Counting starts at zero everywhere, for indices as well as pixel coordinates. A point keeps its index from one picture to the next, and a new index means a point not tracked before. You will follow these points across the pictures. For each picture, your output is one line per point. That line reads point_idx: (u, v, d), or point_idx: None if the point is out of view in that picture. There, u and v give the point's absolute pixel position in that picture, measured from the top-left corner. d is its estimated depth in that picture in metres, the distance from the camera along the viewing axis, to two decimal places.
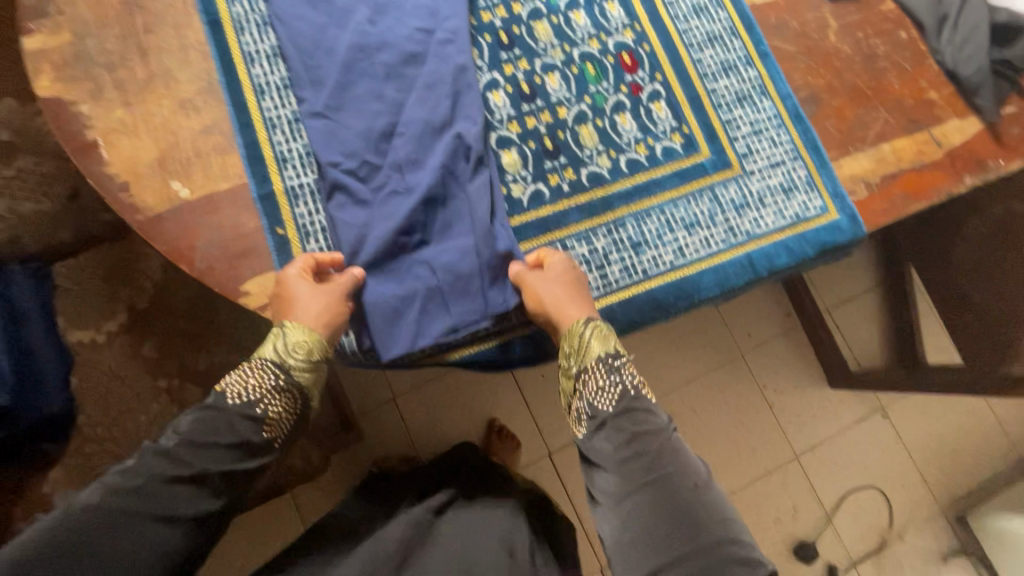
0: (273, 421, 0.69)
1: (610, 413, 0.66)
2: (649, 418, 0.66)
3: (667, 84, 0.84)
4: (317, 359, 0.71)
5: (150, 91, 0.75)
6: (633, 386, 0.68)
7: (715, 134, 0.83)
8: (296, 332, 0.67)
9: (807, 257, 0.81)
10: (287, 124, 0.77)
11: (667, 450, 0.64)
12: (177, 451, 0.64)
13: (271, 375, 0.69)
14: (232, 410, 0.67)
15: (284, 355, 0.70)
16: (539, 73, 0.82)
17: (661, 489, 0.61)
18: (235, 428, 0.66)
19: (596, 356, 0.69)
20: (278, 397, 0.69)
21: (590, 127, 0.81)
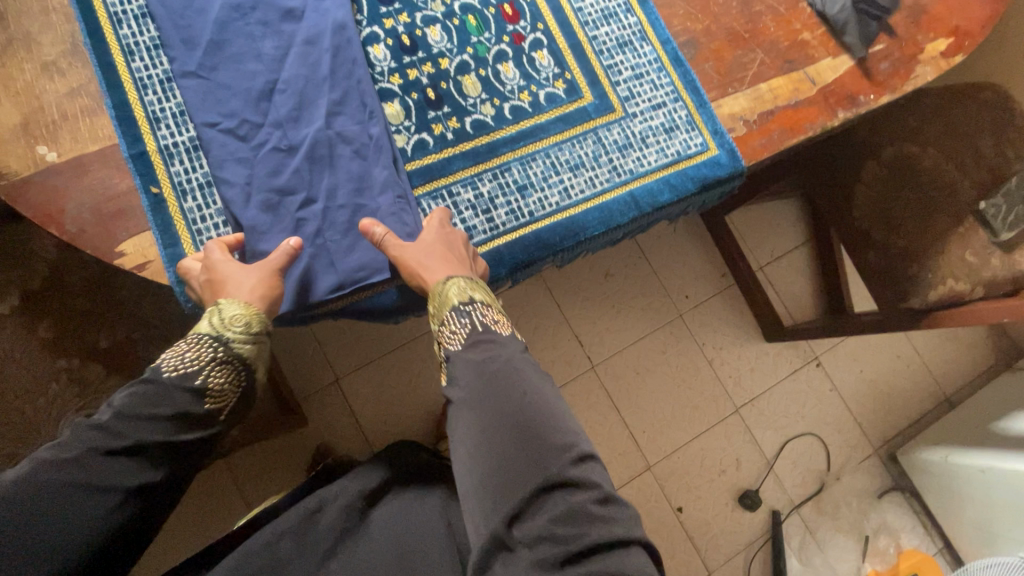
0: (217, 393, 0.66)
1: (458, 352, 0.66)
2: (496, 350, 0.65)
3: (548, 33, 0.86)
4: (258, 331, 0.68)
5: (10, 55, 0.73)
6: (482, 324, 0.67)
7: (597, 79, 0.85)
8: (231, 307, 0.66)
9: (689, 192, 0.84)
10: (159, 84, 0.75)
11: (509, 373, 0.63)
12: (109, 425, 0.59)
13: (211, 347, 0.65)
14: (170, 382, 0.63)
15: (223, 328, 0.66)
16: (420, 25, 0.83)
17: (499, 412, 0.60)
18: (179, 400, 0.63)
19: (452, 303, 0.68)
20: (219, 368, 0.66)
21: (473, 76, 0.82)
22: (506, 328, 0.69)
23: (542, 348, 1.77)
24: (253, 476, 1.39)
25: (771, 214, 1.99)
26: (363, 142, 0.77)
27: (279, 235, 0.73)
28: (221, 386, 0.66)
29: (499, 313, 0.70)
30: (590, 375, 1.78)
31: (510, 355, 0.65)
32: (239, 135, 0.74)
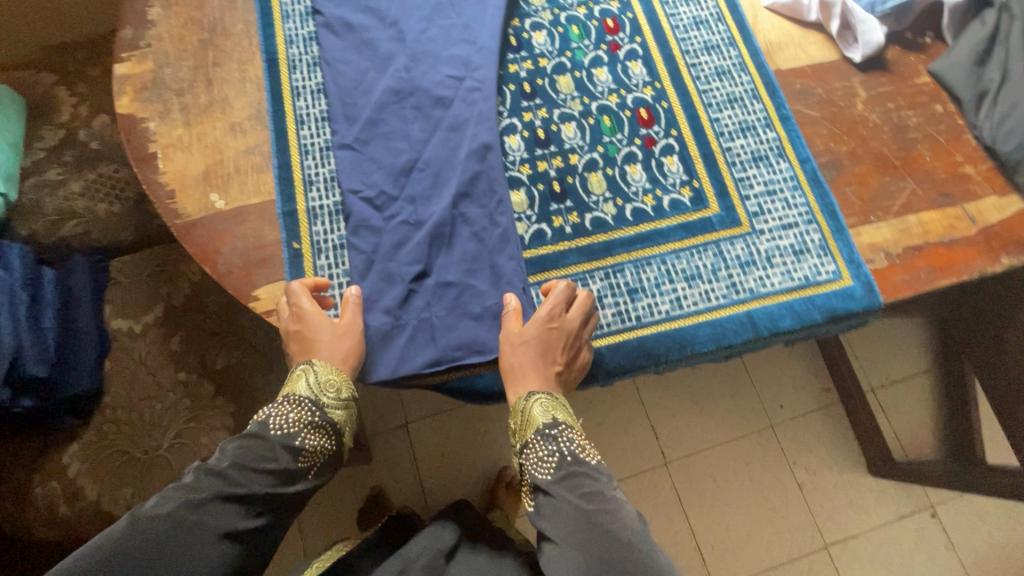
0: (310, 453, 0.70)
1: (547, 481, 0.67)
2: (586, 480, 0.67)
3: (681, 140, 0.86)
4: (347, 397, 0.73)
5: (208, 115, 0.85)
6: (571, 453, 0.69)
7: (726, 192, 0.83)
8: (325, 372, 0.71)
9: (815, 322, 0.78)
10: (319, 151, 0.84)
11: (606, 514, 0.64)
12: (228, 472, 0.65)
13: (308, 409, 0.71)
14: (274, 439, 0.68)
15: (318, 392, 0.72)
16: (557, 122, 0.87)
17: (598, 552, 0.61)
18: (280, 458, 0.68)
19: (537, 425, 0.71)
20: (314, 431, 0.70)
21: (600, 174, 0.84)
22: (594, 455, 0.70)
23: (614, 433, 1.68)
24: (314, 509, 1.41)
25: (892, 332, 1.80)
26: (485, 226, 0.80)
27: (394, 302, 0.76)
28: (317, 446, 0.71)
29: (582, 434, 0.72)
30: (661, 471, 1.67)
31: (604, 491, 0.66)
32: (377, 206, 0.80)
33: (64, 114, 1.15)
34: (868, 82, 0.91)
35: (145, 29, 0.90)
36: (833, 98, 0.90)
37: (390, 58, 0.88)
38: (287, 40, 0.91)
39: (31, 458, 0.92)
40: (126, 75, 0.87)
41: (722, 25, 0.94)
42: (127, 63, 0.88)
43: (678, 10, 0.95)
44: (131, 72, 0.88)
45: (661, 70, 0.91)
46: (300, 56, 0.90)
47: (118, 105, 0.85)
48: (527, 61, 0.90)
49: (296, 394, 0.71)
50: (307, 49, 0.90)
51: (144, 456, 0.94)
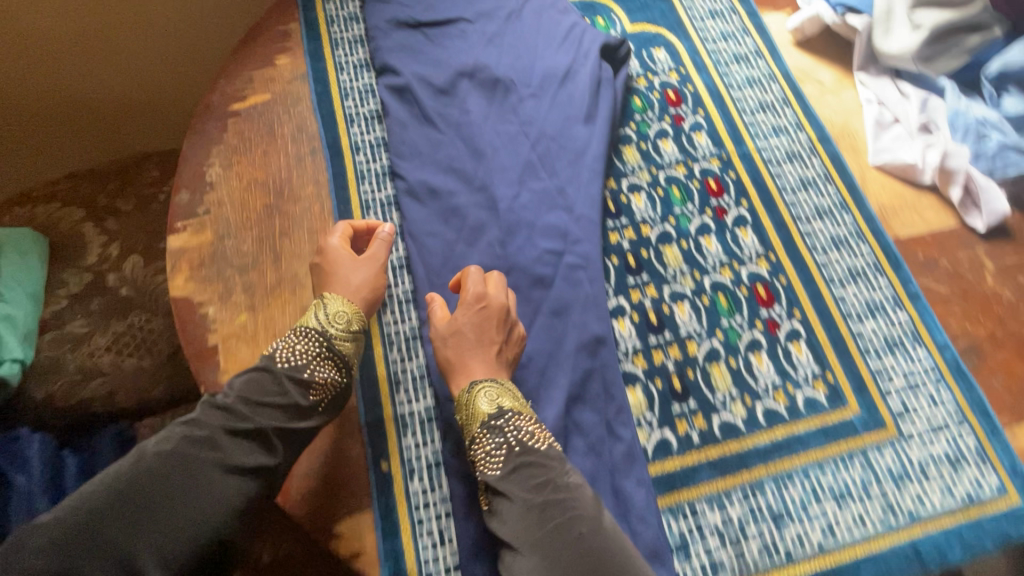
0: (322, 378, 0.64)
1: (496, 476, 0.60)
2: (539, 467, 0.59)
3: (807, 323, 0.77)
4: (358, 330, 0.68)
5: (277, 297, 0.75)
6: (519, 441, 0.61)
7: (866, 387, 0.74)
8: (336, 303, 0.68)
9: (987, 552, 0.67)
10: (405, 341, 0.74)
11: (556, 502, 0.57)
12: (234, 406, 0.59)
13: (316, 341, 0.65)
14: (279, 371, 0.63)
15: (326, 325, 0.66)
16: (668, 302, 0.77)
17: (558, 547, 0.53)
18: (286, 387, 0.61)
19: (482, 416, 0.64)
20: (323, 363, 0.64)
21: (722, 367, 0.74)
22: (547, 441, 0.62)
23: None
24: None
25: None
26: (601, 438, 0.68)
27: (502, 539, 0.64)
28: (329, 379, 0.64)
29: (535, 420, 0.64)
30: None
31: (557, 479, 0.58)
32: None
33: (92, 257, 1.04)
34: (993, 252, 0.84)
35: (202, 191, 0.81)
36: (960, 271, 0.83)
37: (480, 228, 0.79)
38: (363, 206, 0.83)
39: None
40: (181, 248, 0.77)
41: (832, 187, 0.87)
42: (182, 234, 0.78)
43: (782, 169, 0.88)
44: (187, 244, 0.77)
45: (773, 238, 0.83)
46: None
47: (171, 287, 0.75)
48: (628, 228, 0.82)
49: (304, 325, 0.66)
50: (385, 215, 0.82)
51: None
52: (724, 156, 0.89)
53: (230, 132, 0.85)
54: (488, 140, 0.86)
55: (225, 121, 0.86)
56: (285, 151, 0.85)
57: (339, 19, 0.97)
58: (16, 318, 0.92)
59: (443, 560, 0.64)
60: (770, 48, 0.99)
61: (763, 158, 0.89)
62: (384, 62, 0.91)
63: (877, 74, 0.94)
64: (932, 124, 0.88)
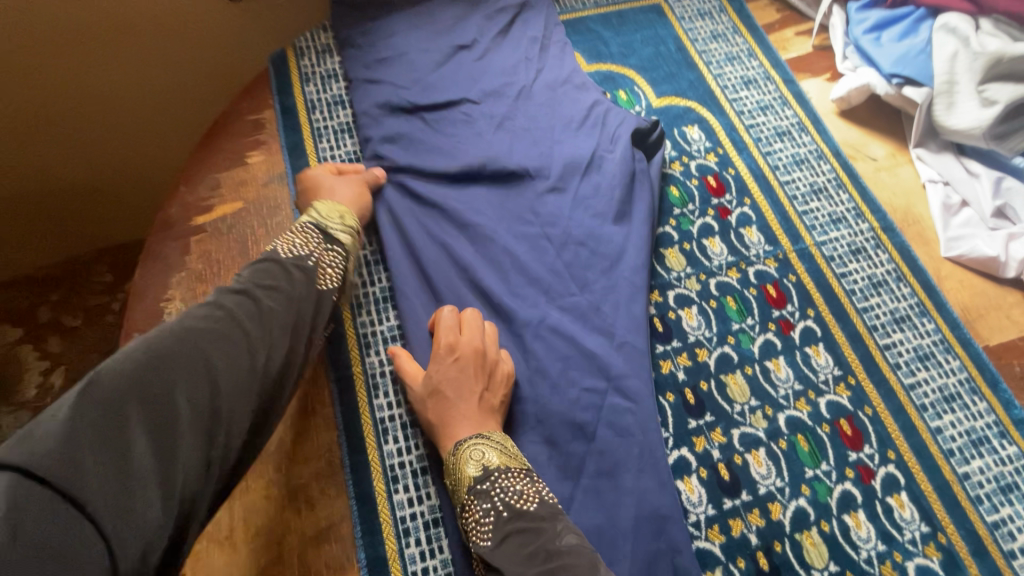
0: (325, 273, 0.61)
1: (488, 548, 0.52)
2: (530, 537, 0.51)
3: (905, 466, 0.65)
4: (355, 228, 0.66)
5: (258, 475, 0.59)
6: (508, 504, 0.54)
7: (984, 549, 0.62)
8: (329, 208, 0.66)
9: None
10: (423, 527, 0.59)
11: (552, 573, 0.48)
12: (251, 290, 0.53)
13: (316, 234, 0.63)
14: (288, 260, 0.59)
15: (323, 221, 0.65)
16: (740, 450, 0.64)
17: None
18: (295, 276, 0.57)
19: (469, 480, 0.56)
20: (328, 254, 0.62)
21: (815, 534, 0.61)
22: (537, 499, 0.54)
23: None
24: None
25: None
26: None
27: None
28: (329, 266, 0.62)
29: (534, 481, 0.56)
30: None
31: (548, 545, 0.50)
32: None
33: (30, 389, 0.87)
34: None
35: None
36: None
37: None
38: (361, 342, 0.68)
39: None
40: None
41: (907, 287, 0.75)
42: None
43: (848, 267, 0.76)
44: None
45: (850, 357, 0.70)
46: (381, 367, 0.66)
47: None
48: (682, 355, 0.69)
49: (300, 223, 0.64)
50: (387, 354, 0.67)
51: None
52: (781, 255, 0.76)
53: (194, 255, 0.70)
54: (507, 249, 0.71)
55: (187, 241, 0.71)
56: None
57: (321, 104, 0.82)
58: None
59: None
60: (815, 120, 0.87)
61: (824, 255, 0.77)
62: (377, 156, 0.77)
63: (937, 150, 0.83)
64: (1011, 210, 0.77)
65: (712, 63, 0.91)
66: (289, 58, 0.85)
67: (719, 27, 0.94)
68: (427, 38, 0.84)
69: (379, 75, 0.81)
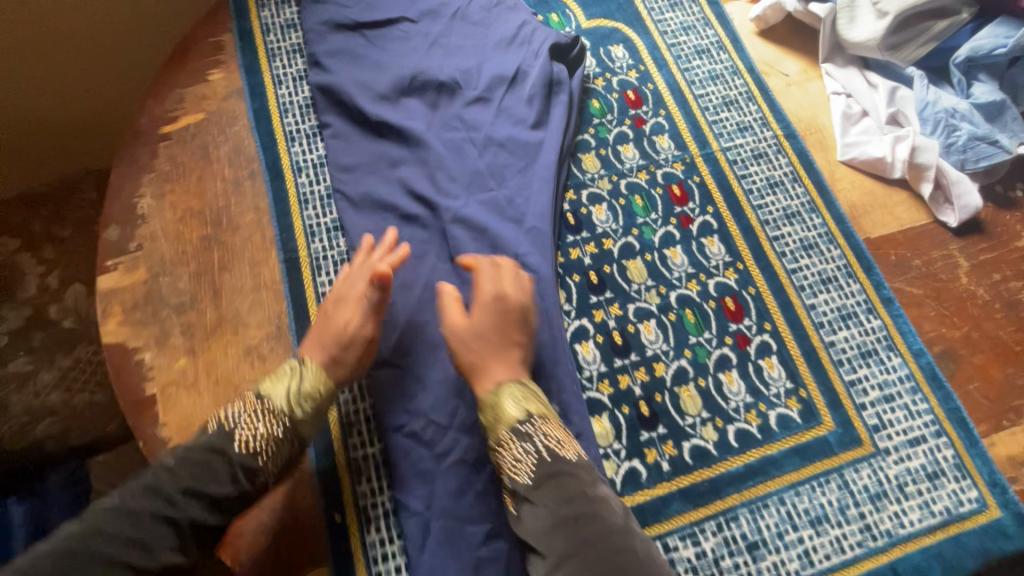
0: (265, 467, 0.59)
1: (528, 485, 0.59)
2: (573, 476, 0.59)
3: (777, 335, 0.75)
4: (324, 407, 0.64)
5: (218, 336, 0.70)
6: (548, 449, 0.60)
7: (839, 401, 0.71)
8: (309, 379, 0.63)
9: (969, 571, 0.65)
10: (356, 378, 0.71)
11: (591, 510, 0.57)
12: (170, 490, 0.54)
13: (278, 421, 0.61)
14: (232, 457, 0.58)
15: (291, 401, 0.62)
16: (633, 320, 0.74)
17: (588, 523, 0.56)
18: (229, 481, 0.57)
19: (511, 420, 0.62)
20: (278, 447, 0.60)
21: (692, 388, 0.71)
22: (575, 450, 0.61)
23: None
24: None
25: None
26: None
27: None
28: (277, 459, 0.60)
29: (563, 429, 0.63)
30: None
31: (584, 489, 0.58)
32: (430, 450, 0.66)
33: (29, 289, 0.99)
34: (967, 248, 0.81)
35: (133, 226, 0.75)
36: (933, 270, 0.80)
37: (426, 246, 0.77)
38: (307, 232, 0.78)
39: None
40: (112, 289, 0.72)
41: (800, 188, 0.84)
42: (113, 273, 0.73)
43: (748, 170, 0.85)
44: (118, 284, 0.72)
45: (741, 246, 0.80)
46: (324, 253, 0.77)
47: (102, 333, 0.70)
48: (589, 243, 0.78)
49: (269, 395, 0.62)
50: (332, 244, 0.78)
51: None
52: (688, 159, 0.85)
53: (161, 159, 0.79)
54: (436, 152, 0.81)
55: (155, 146, 0.80)
56: (222, 177, 0.80)
57: (274, 27, 0.90)
58: None
59: None
60: (733, 39, 0.93)
61: (728, 160, 0.85)
62: (323, 69, 0.85)
63: (844, 64, 0.90)
64: (903, 117, 0.85)
65: None
66: None
67: None
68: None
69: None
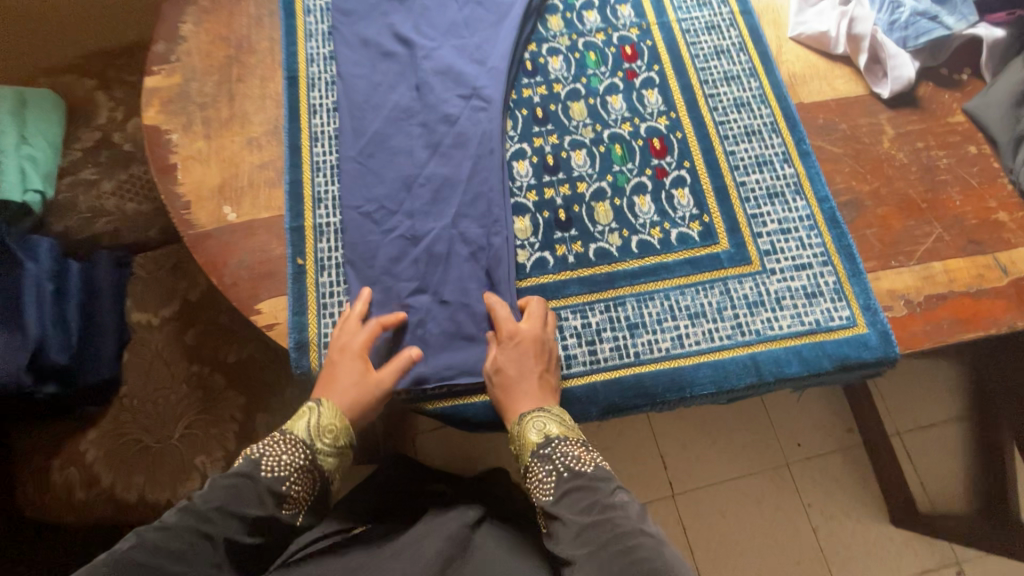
0: (293, 501, 0.69)
1: (550, 500, 0.65)
2: (591, 489, 0.64)
3: (693, 172, 0.84)
4: (342, 446, 0.73)
5: (228, 128, 0.88)
6: (567, 467, 0.67)
7: (738, 228, 0.81)
8: (330, 414, 0.71)
9: (825, 370, 0.74)
10: (329, 168, 0.86)
11: (605, 518, 0.61)
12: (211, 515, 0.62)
13: (302, 451, 0.70)
14: (264, 481, 0.66)
15: (313, 436, 0.71)
16: (567, 148, 0.86)
17: (605, 529, 0.60)
18: (263, 502, 0.65)
19: (532, 446, 0.69)
20: (302, 476, 0.69)
21: (607, 204, 0.83)
22: (592, 463, 0.67)
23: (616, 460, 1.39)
24: None
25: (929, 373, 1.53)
26: (482, 247, 0.80)
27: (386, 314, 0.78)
28: (300, 493, 0.70)
29: (581, 446, 0.69)
30: (665, 502, 1.40)
31: (603, 499, 0.63)
32: (379, 225, 0.82)
33: (101, 117, 1.21)
34: (896, 119, 0.87)
35: (176, 43, 0.94)
36: (857, 135, 0.87)
37: (402, 74, 0.90)
38: (308, 57, 0.93)
39: (51, 444, 0.94)
40: (154, 88, 0.91)
41: (744, 56, 0.92)
42: (157, 76, 0.92)
43: (699, 38, 0.93)
44: (159, 85, 0.91)
45: (677, 99, 0.89)
46: (319, 75, 0.92)
47: (144, 117, 0.89)
48: (541, 86, 0.90)
49: (295, 432, 0.71)
50: (327, 68, 0.93)
51: (157, 444, 0.95)
52: (644, 26, 0.94)
53: None
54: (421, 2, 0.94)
55: None
56: (248, 12, 0.97)
57: None
58: (37, 159, 1.10)
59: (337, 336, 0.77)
60: None
61: (682, 28, 0.94)
62: None
63: None
64: None
65: None
66: None
67: None
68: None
69: None
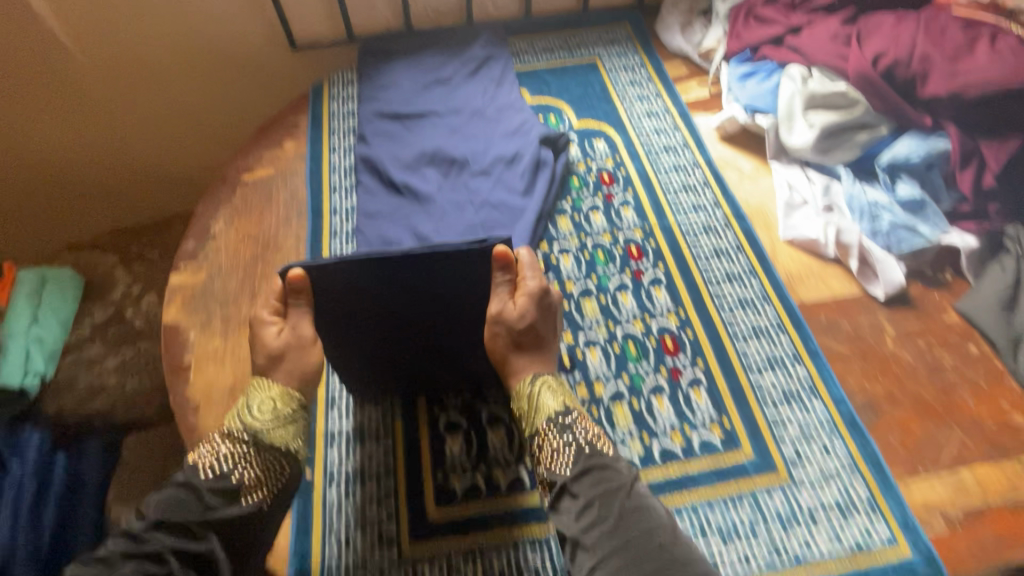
0: (250, 492, 0.64)
1: (568, 475, 0.66)
2: (611, 474, 0.66)
3: (709, 372, 0.85)
4: (289, 416, 0.69)
5: (246, 327, 0.90)
6: (588, 442, 0.68)
7: (760, 434, 0.80)
8: (261, 393, 0.69)
9: None
10: None
11: (630, 512, 0.63)
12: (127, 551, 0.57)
13: (241, 442, 0.65)
14: (202, 484, 0.62)
15: (249, 420, 0.67)
16: (582, 348, 0.88)
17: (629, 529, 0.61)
18: (207, 501, 0.61)
19: (548, 412, 0.71)
20: (253, 463, 0.65)
21: (625, 407, 0.82)
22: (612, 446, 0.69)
23: None
24: None
25: None
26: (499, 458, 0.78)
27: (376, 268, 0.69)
28: (259, 478, 0.65)
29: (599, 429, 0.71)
30: None
31: (626, 490, 0.64)
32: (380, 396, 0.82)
33: (116, 295, 1.24)
34: (894, 318, 0.91)
35: (205, 241, 0.99)
36: (861, 334, 0.90)
37: None
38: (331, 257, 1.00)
39: None
40: (178, 285, 0.94)
41: (743, 256, 0.98)
42: (182, 273, 0.95)
43: (699, 238, 1.01)
44: (184, 282, 0.94)
45: (685, 297, 0.93)
46: None
47: (164, 314, 0.91)
48: (554, 284, 0.95)
49: (229, 429, 0.67)
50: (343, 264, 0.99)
51: None
52: (647, 227, 1.02)
53: (237, 197, 1.06)
54: (440, 206, 1.02)
55: (235, 188, 1.07)
56: (278, 212, 1.04)
57: (339, 113, 1.21)
58: (45, 340, 1.10)
59: (345, 562, 0.71)
60: (696, 139, 1.16)
61: (681, 229, 1.02)
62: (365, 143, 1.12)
63: (788, 162, 1.08)
64: (836, 207, 1.00)
65: (625, 99, 1.23)
66: (324, 86, 1.25)
67: (636, 77, 1.28)
68: (418, 72, 1.23)
69: (380, 93, 1.20)
